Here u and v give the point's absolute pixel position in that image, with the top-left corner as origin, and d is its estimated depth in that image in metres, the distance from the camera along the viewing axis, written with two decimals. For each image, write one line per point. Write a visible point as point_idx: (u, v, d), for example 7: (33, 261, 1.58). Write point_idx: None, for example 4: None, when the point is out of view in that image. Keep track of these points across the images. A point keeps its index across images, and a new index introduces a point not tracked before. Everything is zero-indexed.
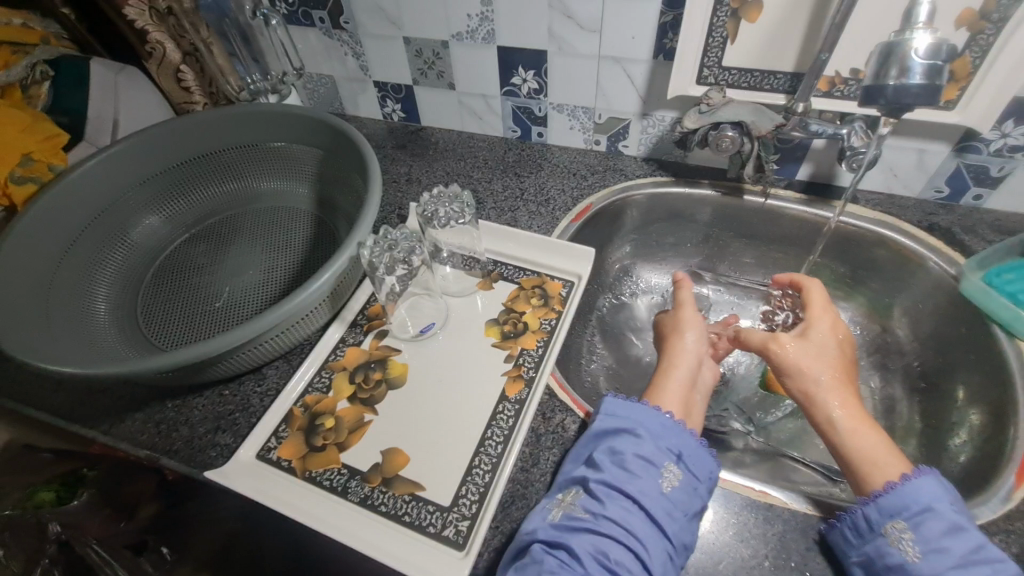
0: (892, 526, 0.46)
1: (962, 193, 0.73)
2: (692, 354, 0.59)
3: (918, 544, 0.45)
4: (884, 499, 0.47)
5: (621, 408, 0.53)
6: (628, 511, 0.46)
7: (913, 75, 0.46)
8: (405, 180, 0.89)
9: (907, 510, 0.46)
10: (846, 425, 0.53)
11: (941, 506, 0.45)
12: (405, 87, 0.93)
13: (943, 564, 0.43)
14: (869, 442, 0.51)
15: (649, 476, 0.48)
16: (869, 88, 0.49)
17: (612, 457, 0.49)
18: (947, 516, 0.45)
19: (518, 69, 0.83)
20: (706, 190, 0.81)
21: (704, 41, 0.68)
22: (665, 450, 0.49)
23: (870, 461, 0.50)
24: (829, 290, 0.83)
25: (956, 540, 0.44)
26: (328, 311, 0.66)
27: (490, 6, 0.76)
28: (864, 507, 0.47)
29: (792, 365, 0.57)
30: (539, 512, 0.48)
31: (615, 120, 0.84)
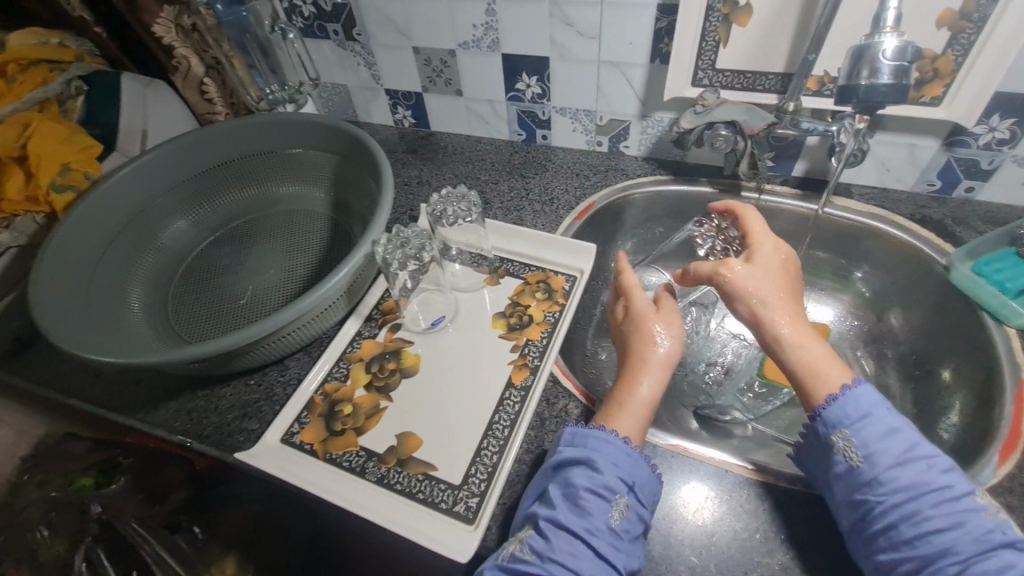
0: (838, 435, 0.50)
1: (953, 186, 0.76)
2: (658, 371, 0.58)
3: (862, 448, 0.49)
4: (830, 414, 0.51)
5: (582, 436, 0.54)
6: (577, 550, 0.47)
7: (880, 77, 0.49)
8: (415, 182, 0.94)
9: (850, 420, 0.50)
10: (797, 343, 0.55)
11: (879, 411, 0.50)
12: (414, 94, 0.98)
13: (884, 467, 0.47)
14: (817, 356, 0.54)
15: (600, 510, 0.49)
16: (843, 88, 0.52)
17: (564, 492, 0.50)
18: (883, 421, 0.49)
19: (522, 75, 0.87)
20: (703, 187, 0.84)
21: (698, 45, 0.71)
22: (618, 480, 0.50)
23: (818, 374, 0.53)
24: (827, 282, 0.85)
25: (895, 442, 0.48)
26: (345, 307, 0.71)
27: (495, 15, 0.80)
28: (816, 424, 0.51)
29: (739, 294, 0.59)
30: (492, 556, 0.50)
31: (616, 122, 0.87)
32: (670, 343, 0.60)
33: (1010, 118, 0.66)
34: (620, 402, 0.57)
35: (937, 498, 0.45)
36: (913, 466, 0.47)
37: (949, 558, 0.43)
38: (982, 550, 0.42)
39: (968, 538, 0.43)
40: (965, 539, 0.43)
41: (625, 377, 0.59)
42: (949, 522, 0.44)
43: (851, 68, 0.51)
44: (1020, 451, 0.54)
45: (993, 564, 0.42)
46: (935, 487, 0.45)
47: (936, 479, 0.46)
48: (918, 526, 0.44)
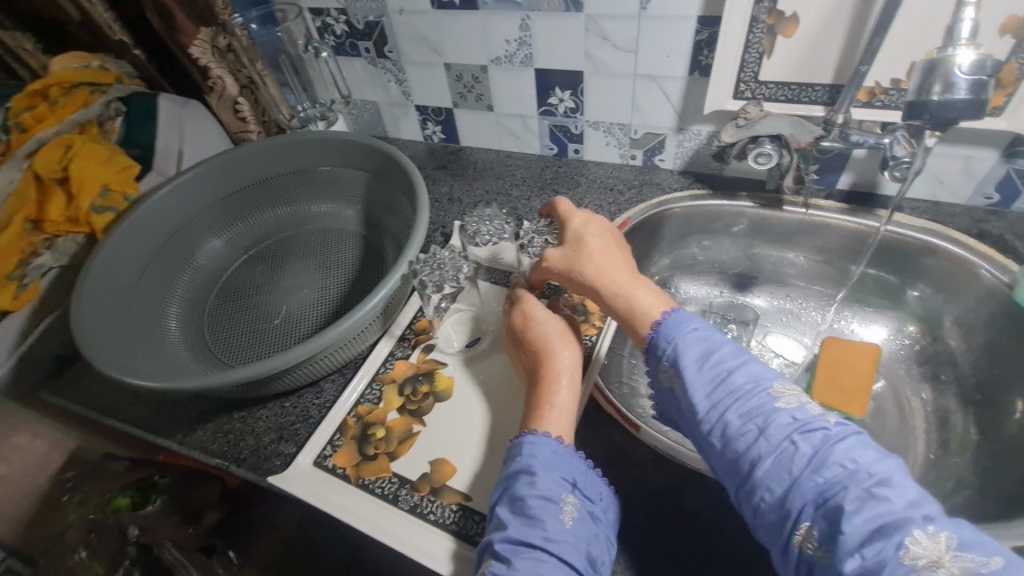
0: (661, 368, 0.52)
1: (1013, 199, 0.72)
2: (561, 367, 0.59)
3: (675, 372, 0.50)
4: (648, 353, 0.54)
5: (514, 446, 0.53)
6: (540, 562, 0.44)
7: (958, 91, 0.46)
8: (446, 199, 0.93)
9: (664, 350, 0.52)
10: (617, 292, 0.59)
11: (684, 335, 0.51)
12: (445, 110, 0.97)
13: (696, 389, 0.48)
14: (639, 296, 0.58)
15: (552, 516, 0.47)
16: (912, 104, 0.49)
17: (513, 508, 0.48)
18: (683, 343, 0.51)
19: (554, 90, 0.86)
20: (743, 202, 0.81)
21: (741, 57, 0.69)
22: (560, 481, 0.49)
23: (641, 314, 0.56)
24: (876, 299, 0.81)
25: (703, 362, 0.49)
26: (380, 329, 0.70)
27: (528, 30, 0.79)
28: (648, 364, 0.54)
29: (565, 266, 0.64)
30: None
31: (650, 136, 0.86)
32: (559, 334, 0.62)
33: None
34: (535, 407, 0.56)
35: (741, 406, 0.45)
36: (719, 381, 0.47)
37: (758, 462, 0.42)
38: (782, 445, 0.42)
39: (766, 438, 0.43)
40: (766, 438, 0.43)
41: (537, 383, 0.59)
42: (759, 427, 0.44)
43: (920, 85, 0.48)
44: None
45: (792, 457, 0.41)
46: (744, 397, 0.46)
47: (739, 387, 0.46)
48: (730, 438, 0.45)
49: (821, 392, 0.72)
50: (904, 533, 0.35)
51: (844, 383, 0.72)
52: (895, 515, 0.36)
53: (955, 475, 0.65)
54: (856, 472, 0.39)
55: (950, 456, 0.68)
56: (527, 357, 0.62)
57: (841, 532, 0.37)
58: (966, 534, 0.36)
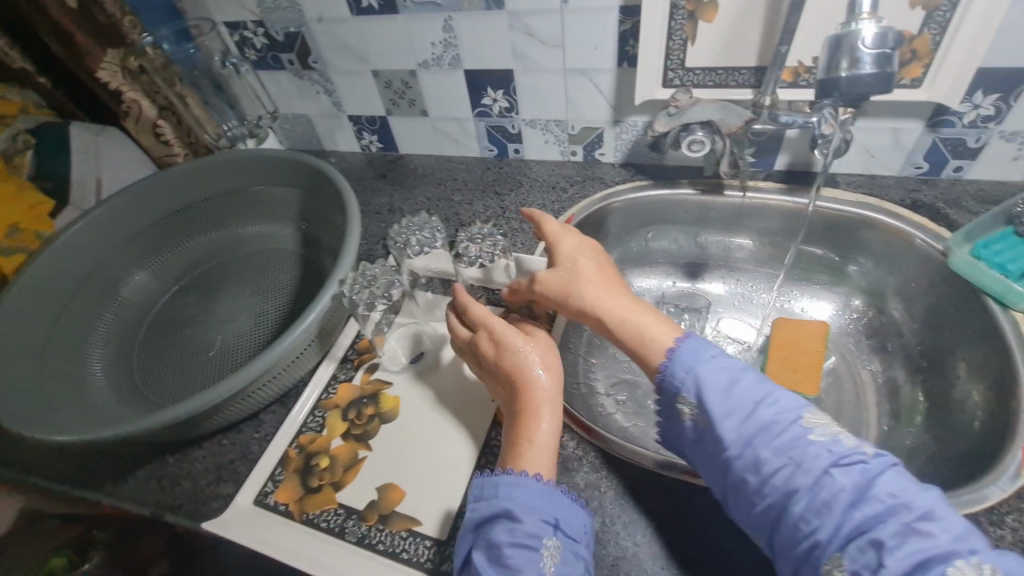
0: (681, 400, 0.51)
1: (941, 166, 0.73)
2: (540, 399, 0.53)
3: (699, 405, 0.49)
4: (663, 384, 0.52)
5: (493, 484, 0.49)
6: None
7: (865, 66, 0.46)
8: (387, 210, 0.89)
9: (685, 383, 0.50)
10: (626, 319, 0.56)
11: (704, 366, 0.50)
12: (379, 119, 0.94)
13: (722, 423, 0.47)
14: (649, 323, 0.55)
15: (531, 564, 0.44)
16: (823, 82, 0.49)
17: (490, 556, 0.45)
18: (706, 375, 0.50)
19: (486, 90, 0.84)
20: (685, 190, 0.81)
21: (666, 44, 0.68)
22: (541, 524, 0.46)
23: (654, 343, 0.53)
24: (823, 276, 0.82)
25: (728, 395, 0.48)
26: (320, 353, 0.66)
27: (452, 31, 0.77)
28: (661, 395, 0.52)
29: (564, 289, 0.59)
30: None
31: (588, 130, 0.85)
32: (540, 360, 0.55)
33: (994, 94, 0.64)
34: (526, 443, 0.51)
35: (771, 440, 0.45)
36: (746, 414, 0.47)
37: (794, 497, 0.43)
38: (818, 480, 0.43)
39: (804, 472, 0.43)
40: (803, 473, 0.43)
41: (521, 415, 0.53)
42: (792, 462, 0.44)
43: (828, 62, 0.48)
44: None
45: (829, 493, 0.42)
46: (773, 430, 0.46)
47: (769, 419, 0.46)
48: (762, 472, 0.45)
49: (772, 372, 0.72)
50: (948, 565, 0.37)
51: (794, 362, 0.72)
52: (939, 548, 0.38)
53: (906, 445, 0.66)
54: (895, 507, 0.40)
55: (901, 426, 0.68)
56: (502, 384, 0.57)
57: (885, 568, 0.38)
58: (1011, 563, 0.37)
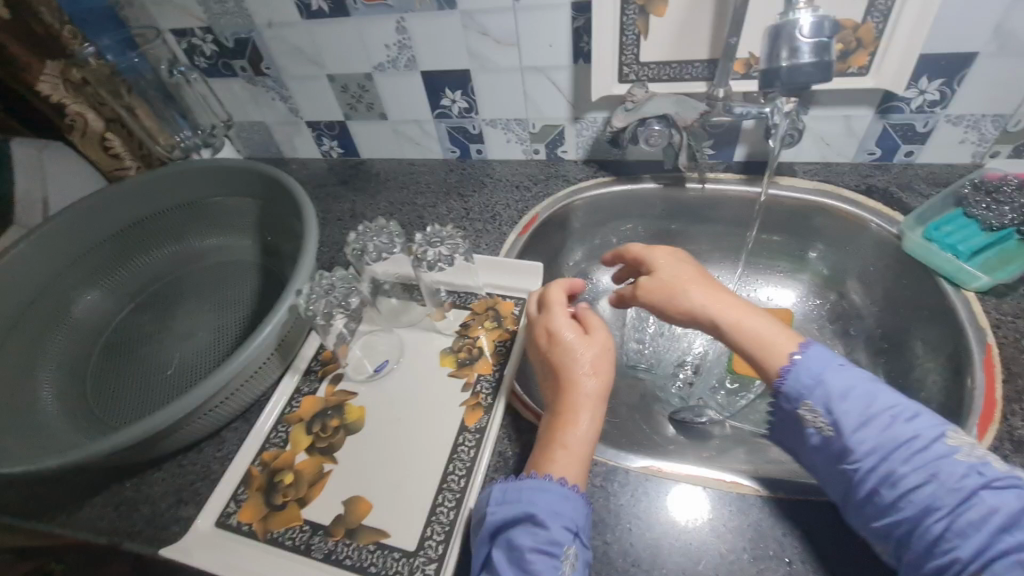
0: (805, 409, 0.48)
1: (893, 152, 0.75)
2: (584, 400, 0.52)
3: (830, 416, 0.47)
4: (787, 391, 0.49)
5: (518, 486, 0.48)
6: None
7: (803, 56, 0.46)
8: (349, 216, 0.88)
9: (812, 391, 0.48)
10: (734, 322, 0.53)
11: (834, 374, 0.48)
12: (338, 124, 0.92)
13: (856, 434, 0.45)
14: (760, 327, 0.52)
15: (550, 570, 0.43)
16: (765, 73, 0.49)
17: (508, 558, 0.44)
18: (840, 384, 0.47)
19: (445, 91, 0.83)
20: (648, 184, 0.81)
21: (619, 40, 0.68)
22: (564, 531, 0.45)
23: (769, 348, 0.50)
24: (785, 264, 0.83)
25: (865, 407, 0.46)
26: (280, 367, 0.65)
27: (406, 33, 0.76)
28: (780, 402, 0.50)
29: (665, 295, 0.57)
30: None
31: (549, 128, 0.84)
32: (593, 361, 0.54)
33: (938, 79, 0.65)
34: (561, 444, 0.50)
35: (912, 455, 0.43)
36: (883, 426, 0.45)
37: (934, 514, 0.41)
38: (964, 499, 0.41)
39: (948, 490, 0.41)
40: (947, 491, 0.41)
41: (558, 413, 0.52)
42: (933, 478, 0.42)
43: (769, 52, 0.49)
44: (998, 422, 0.52)
45: (977, 514, 0.40)
46: (911, 445, 0.44)
47: (908, 434, 0.44)
48: (898, 487, 0.43)
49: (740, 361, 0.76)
50: None
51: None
52: None
53: None
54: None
55: None
56: (551, 381, 0.56)
57: None
58: None
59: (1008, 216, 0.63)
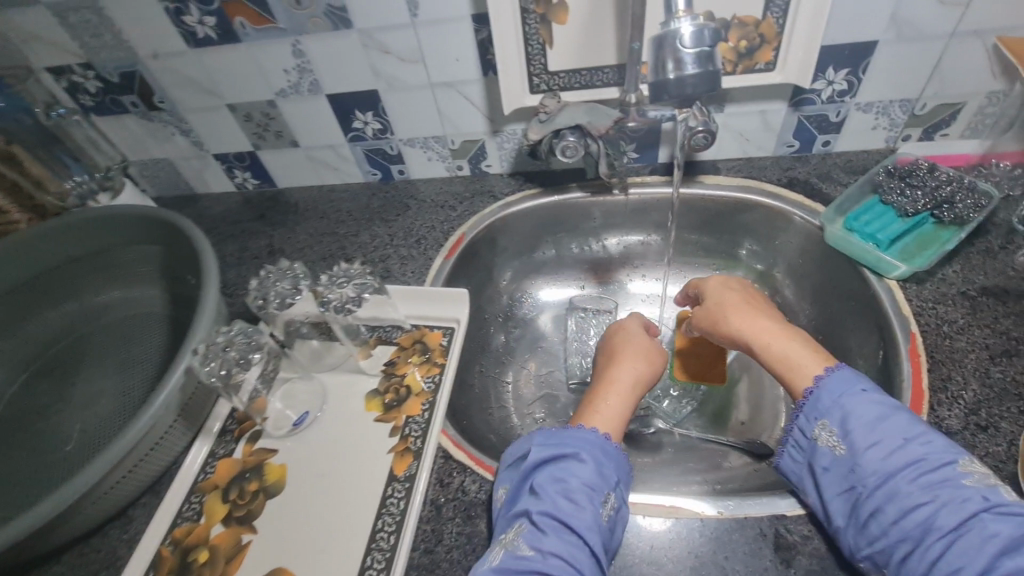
0: (822, 429, 0.49)
1: (811, 143, 0.74)
2: (624, 379, 0.61)
3: (844, 436, 0.48)
4: (806, 411, 0.51)
5: (572, 432, 0.53)
6: (570, 544, 0.45)
7: (688, 66, 0.45)
8: (266, 253, 0.83)
9: (830, 412, 0.49)
10: (765, 345, 0.58)
11: (850, 397, 0.49)
12: (247, 154, 0.87)
13: (867, 454, 0.46)
14: (788, 348, 0.56)
15: (592, 505, 0.47)
16: (654, 85, 0.47)
17: (557, 484, 0.49)
18: (859, 405, 0.48)
19: (355, 113, 0.78)
20: (575, 194, 0.79)
21: (524, 51, 0.65)
22: (605, 477, 0.49)
23: (795, 369, 0.54)
24: (719, 262, 0.82)
25: (877, 429, 0.46)
26: (190, 432, 0.60)
27: (304, 56, 0.72)
28: (797, 422, 0.51)
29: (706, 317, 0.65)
30: (481, 562, 0.46)
31: (469, 144, 0.81)
32: (642, 350, 0.65)
33: (844, 69, 0.65)
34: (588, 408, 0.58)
35: (918, 475, 0.44)
36: (891, 448, 0.45)
37: (934, 534, 0.41)
38: (966, 522, 0.41)
39: (951, 511, 0.41)
40: (950, 512, 0.41)
41: (599, 385, 0.61)
42: (935, 498, 0.42)
43: (655, 64, 0.47)
44: (926, 414, 0.52)
45: (978, 536, 0.40)
46: (920, 466, 0.44)
47: (918, 456, 0.44)
48: (901, 506, 0.43)
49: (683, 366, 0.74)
50: None
51: (707, 353, 0.74)
52: None
53: None
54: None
55: None
56: (602, 367, 0.66)
57: None
58: None
59: (921, 200, 0.64)
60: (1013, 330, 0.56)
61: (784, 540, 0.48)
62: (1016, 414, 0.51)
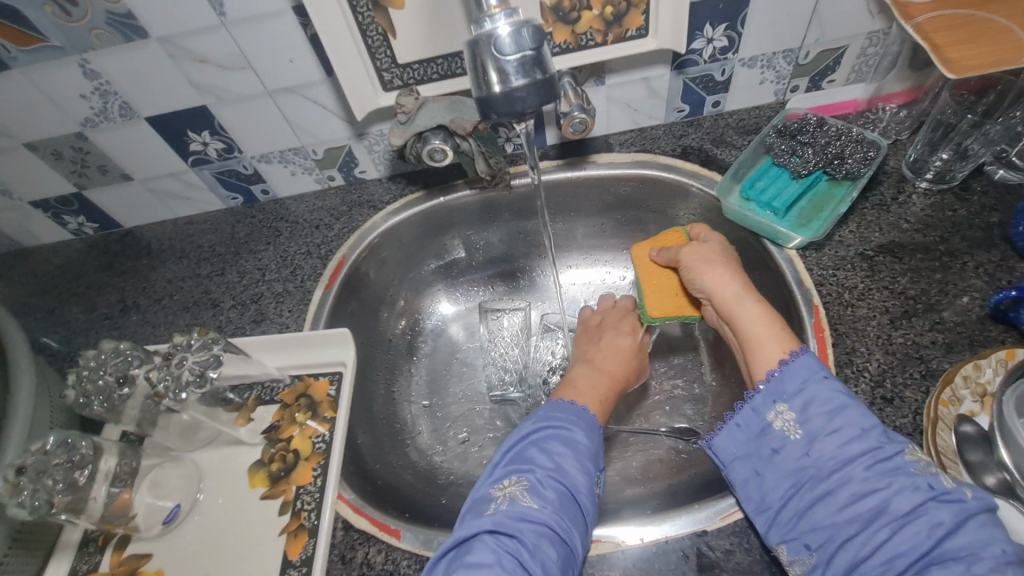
0: (780, 412, 0.45)
1: (701, 105, 0.69)
2: (614, 363, 0.61)
3: (800, 420, 0.43)
4: (764, 394, 0.46)
5: (570, 405, 0.53)
6: (565, 502, 0.45)
7: (512, 77, 0.39)
8: (119, 310, 0.71)
9: (790, 396, 0.45)
10: (732, 306, 0.53)
11: (816, 382, 0.44)
12: (73, 196, 0.73)
13: (818, 437, 0.42)
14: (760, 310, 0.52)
15: (590, 474, 0.47)
16: (482, 101, 0.41)
17: (560, 450, 0.48)
18: (823, 388, 0.44)
19: (189, 134, 0.66)
20: (462, 192, 0.71)
21: (364, 45, 0.56)
22: (599, 455, 0.50)
23: (756, 352, 0.49)
24: (628, 241, 0.78)
25: (836, 416, 0.42)
26: (34, 557, 0.51)
27: (100, 77, 0.59)
28: (752, 403, 0.46)
29: (694, 253, 0.58)
30: (483, 507, 0.45)
31: (334, 152, 0.71)
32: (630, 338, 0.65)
33: (722, 25, 0.59)
34: (574, 385, 0.57)
35: (870, 461, 0.40)
36: (845, 433, 0.42)
37: (879, 520, 0.38)
38: (915, 509, 0.38)
39: (897, 497, 0.38)
40: (899, 500, 0.38)
41: (594, 366, 0.61)
42: (886, 485, 0.39)
43: (477, 72, 0.40)
44: None
45: (923, 524, 0.37)
46: (872, 451, 0.41)
47: (870, 441, 0.41)
48: (851, 492, 0.40)
49: (652, 303, 0.62)
50: None
51: (673, 285, 0.63)
52: None
53: (730, 401, 0.66)
54: (992, 545, 0.35)
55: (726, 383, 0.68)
56: (592, 346, 0.65)
57: None
58: None
59: (812, 160, 0.60)
60: (911, 288, 0.54)
61: (707, 560, 0.45)
62: (918, 379, 0.49)
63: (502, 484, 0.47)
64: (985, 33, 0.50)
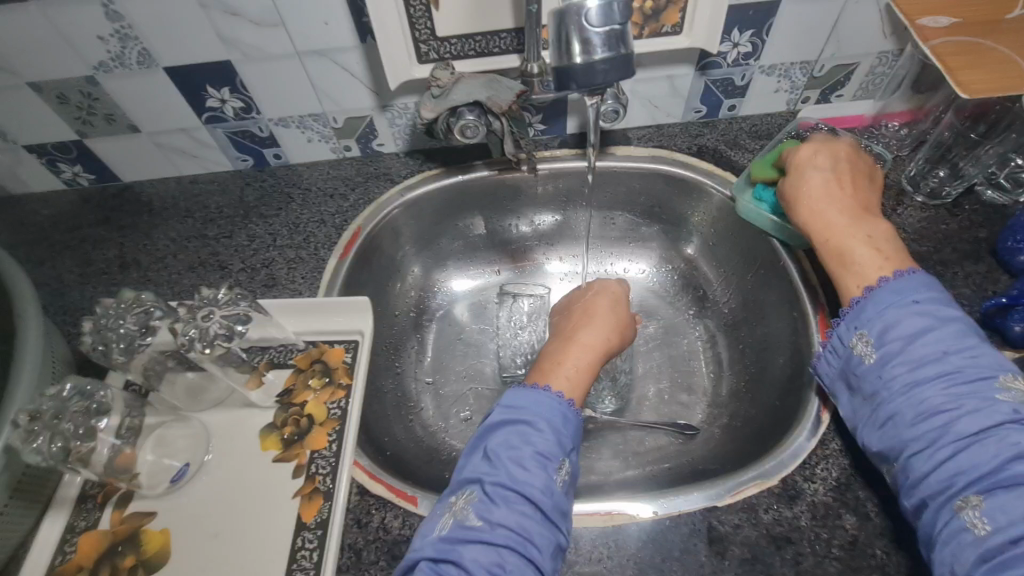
0: (860, 338, 0.47)
1: (717, 107, 0.72)
2: (593, 333, 0.60)
3: (878, 345, 0.46)
4: (847, 322, 0.48)
5: (524, 395, 0.50)
6: (519, 512, 0.43)
7: (596, 48, 0.43)
8: (117, 266, 0.68)
9: (868, 322, 0.47)
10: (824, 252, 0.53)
11: (898, 310, 0.46)
12: (72, 144, 0.69)
13: (894, 361, 0.44)
14: (845, 250, 0.51)
15: (544, 472, 0.45)
16: None
17: (510, 453, 0.46)
18: (902, 316, 0.45)
19: (207, 90, 0.64)
20: (481, 172, 0.72)
21: (405, 15, 0.56)
22: (559, 448, 0.47)
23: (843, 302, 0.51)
24: (634, 234, 0.80)
25: (913, 341, 0.44)
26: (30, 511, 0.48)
27: (122, 19, 0.56)
28: (837, 330, 0.49)
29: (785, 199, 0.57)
30: (430, 529, 0.44)
31: (355, 121, 0.70)
32: (612, 311, 0.64)
33: (748, 31, 0.62)
34: (542, 367, 0.56)
35: (949, 383, 0.42)
36: (923, 359, 0.43)
37: (946, 438, 0.40)
38: (988, 430, 0.39)
39: (971, 419, 0.40)
40: (971, 420, 0.40)
41: (566, 341, 0.59)
42: (954, 406, 0.41)
43: (559, 42, 0.44)
44: None
45: (996, 445, 0.39)
46: (951, 375, 0.42)
47: (954, 367, 0.42)
48: (920, 411, 0.42)
49: None
50: None
51: None
52: None
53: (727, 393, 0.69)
54: None
55: (724, 375, 0.71)
56: (570, 320, 0.64)
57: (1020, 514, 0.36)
58: None
59: None
60: None
61: (717, 533, 0.48)
62: None
63: (457, 498, 0.46)
64: (990, 61, 0.54)
